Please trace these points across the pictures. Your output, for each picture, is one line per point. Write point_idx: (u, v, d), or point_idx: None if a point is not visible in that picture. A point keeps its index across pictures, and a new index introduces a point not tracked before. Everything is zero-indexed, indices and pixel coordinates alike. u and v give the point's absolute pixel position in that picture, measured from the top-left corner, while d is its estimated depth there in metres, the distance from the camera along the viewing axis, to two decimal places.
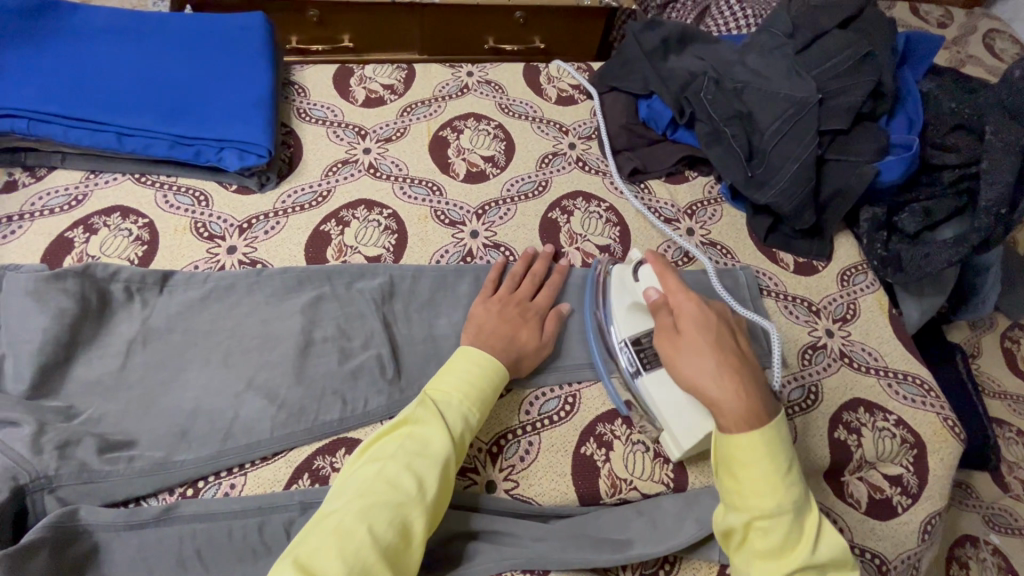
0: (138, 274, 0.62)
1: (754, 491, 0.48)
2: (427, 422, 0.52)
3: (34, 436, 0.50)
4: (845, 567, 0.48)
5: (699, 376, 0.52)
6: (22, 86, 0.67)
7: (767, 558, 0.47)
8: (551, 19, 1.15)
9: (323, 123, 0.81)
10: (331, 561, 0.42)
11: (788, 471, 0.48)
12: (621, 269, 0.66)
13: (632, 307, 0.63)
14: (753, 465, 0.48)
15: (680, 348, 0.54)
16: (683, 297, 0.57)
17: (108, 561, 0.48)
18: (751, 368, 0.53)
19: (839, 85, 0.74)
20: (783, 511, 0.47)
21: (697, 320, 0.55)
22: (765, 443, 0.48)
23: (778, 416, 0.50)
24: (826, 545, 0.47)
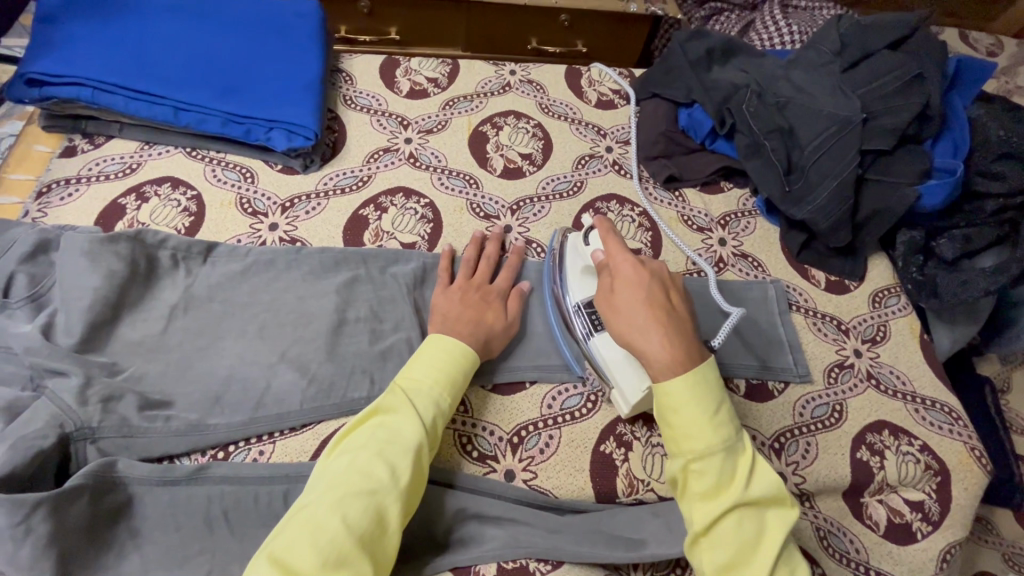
0: (185, 243, 0.65)
1: (686, 433, 0.48)
2: (397, 411, 0.52)
3: (81, 388, 0.52)
4: (782, 504, 0.48)
5: (631, 334, 0.52)
6: (90, 57, 0.70)
7: (706, 500, 0.47)
8: (595, 24, 1.17)
9: (369, 111, 0.83)
10: (306, 555, 0.42)
11: (717, 408, 0.48)
12: (576, 236, 0.66)
13: (584, 271, 0.63)
14: (682, 408, 0.48)
15: (614, 305, 0.55)
16: (622, 258, 0.57)
17: (140, 513, 0.50)
18: (683, 321, 0.53)
19: (884, 106, 0.73)
20: (715, 448, 0.47)
21: (632, 278, 0.55)
22: (692, 385, 0.48)
23: (705, 365, 0.50)
24: (759, 481, 0.47)
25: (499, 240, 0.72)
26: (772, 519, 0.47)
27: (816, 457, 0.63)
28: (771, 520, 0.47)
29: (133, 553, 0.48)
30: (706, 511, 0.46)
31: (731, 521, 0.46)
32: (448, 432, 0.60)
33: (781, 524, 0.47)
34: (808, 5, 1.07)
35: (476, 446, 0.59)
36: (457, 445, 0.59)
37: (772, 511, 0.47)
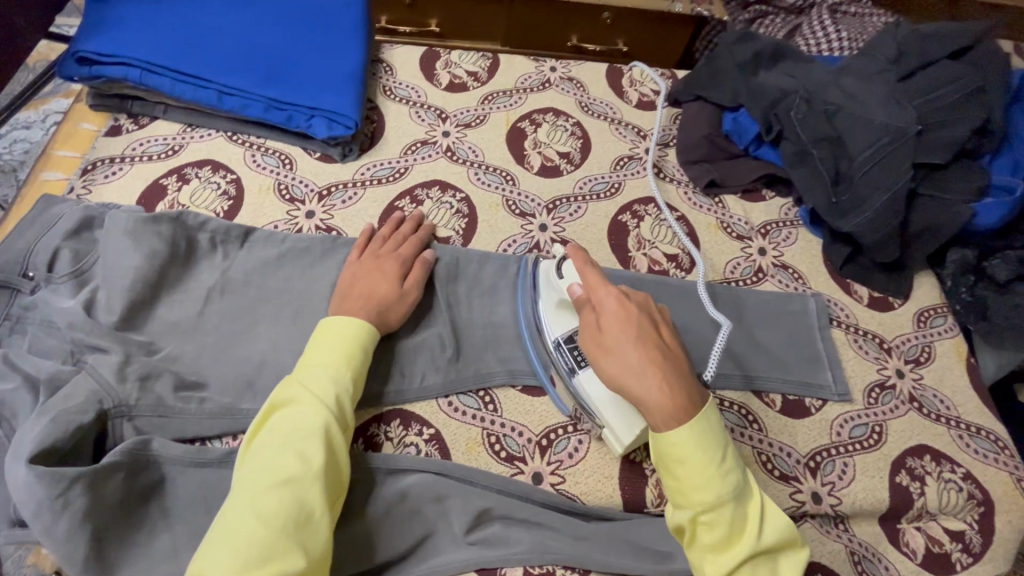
0: (224, 226, 0.65)
1: (693, 486, 0.46)
2: (297, 402, 0.49)
3: (120, 365, 0.53)
4: (793, 545, 0.47)
5: (624, 379, 0.50)
6: (140, 39, 0.71)
7: (717, 552, 0.45)
8: (637, 23, 1.15)
9: (407, 102, 0.82)
10: (222, 563, 0.40)
11: (724, 456, 0.47)
12: (545, 265, 0.64)
13: (560, 305, 0.61)
14: (688, 463, 0.46)
15: (604, 348, 0.51)
16: (605, 292, 0.54)
17: (172, 493, 0.50)
18: (676, 358, 0.51)
19: (941, 118, 0.70)
20: (725, 500, 0.45)
21: (619, 316, 0.52)
22: (695, 435, 0.46)
23: (705, 409, 0.48)
24: (770, 527, 0.46)
25: (413, 221, 0.69)
26: (784, 564, 0.46)
27: (853, 479, 0.61)
28: (782, 562, 0.46)
29: (165, 532, 0.49)
30: (718, 564, 0.45)
31: (745, 571, 0.45)
32: (476, 430, 0.59)
33: (792, 564, 0.46)
34: (858, 11, 1.04)
35: (504, 446, 0.58)
36: (484, 444, 0.58)
37: (783, 553, 0.47)
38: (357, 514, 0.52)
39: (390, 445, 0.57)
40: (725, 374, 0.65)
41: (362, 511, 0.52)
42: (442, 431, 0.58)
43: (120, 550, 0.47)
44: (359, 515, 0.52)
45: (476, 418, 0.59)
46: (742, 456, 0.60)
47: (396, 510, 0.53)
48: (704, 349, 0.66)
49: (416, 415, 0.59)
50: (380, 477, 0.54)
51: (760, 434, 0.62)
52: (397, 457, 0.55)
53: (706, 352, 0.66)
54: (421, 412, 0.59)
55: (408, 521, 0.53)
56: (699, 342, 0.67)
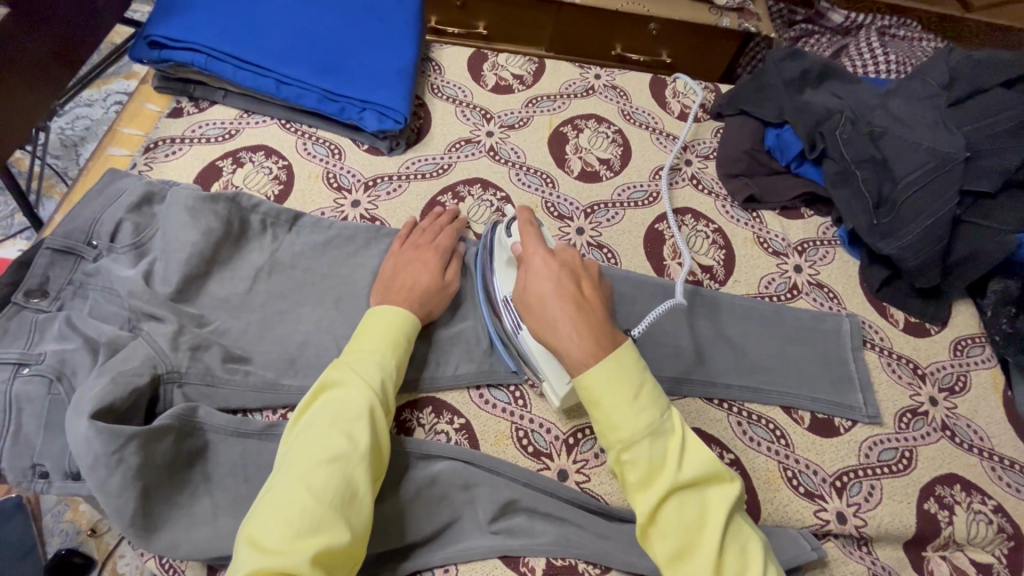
0: (275, 210, 0.67)
1: (610, 423, 0.45)
2: (345, 383, 0.51)
3: (174, 334, 0.56)
4: (721, 479, 0.45)
5: (545, 332, 0.51)
6: (206, 26, 0.74)
7: (643, 489, 0.44)
8: (683, 36, 1.16)
9: (454, 101, 0.84)
10: (277, 531, 0.42)
11: (637, 391, 0.46)
12: (499, 227, 0.63)
13: (507, 263, 0.60)
14: (602, 402, 0.46)
15: (527, 302, 0.52)
16: (533, 250, 0.54)
17: (214, 459, 0.52)
18: (597, 310, 0.51)
19: (992, 145, 0.69)
20: (641, 433, 0.44)
21: (542, 271, 0.52)
22: (609, 373, 0.46)
23: (620, 353, 0.47)
24: (692, 461, 0.45)
25: (452, 214, 0.71)
26: (716, 499, 0.44)
27: (880, 501, 0.60)
28: (712, 497, 0.44)
29: (205, 495, 0.51)
30: (644, 500, 0.44)
31: (670, 505, 0.44)
32: (505, 424, 0.60)
33: (724, 498, 0.44)
34: (908, 35, 1.06)
35: (532, 442, 0.59)
36: (513, 438, 0.59)
37: (714, 488, 0.45)
38: (385, 494, 0.53)
39: (421, 431, 0.58)
40: (755, 387, 0.65)
41: (391, 491, 0.53)
42: (472, 421, 0.60)
43: (164, 510, 0.49)
44: (388, 496, 0.53)
45: (505, 411, 0.61)
46: (767, 470, 0.60)
47: (425, 494, 0.54)
48: (732, 360, 0.67)
49: (448, 404, 0.60)
50: (411, 461, 0.55)
51: (786, 450, 0.62)
52: (429, 442, 0.56)
53: (738, 365, 0.66)
54: (452, 402, 0.61)
55: (434, 506, 0.54)
56: (730, 351, 0.67)
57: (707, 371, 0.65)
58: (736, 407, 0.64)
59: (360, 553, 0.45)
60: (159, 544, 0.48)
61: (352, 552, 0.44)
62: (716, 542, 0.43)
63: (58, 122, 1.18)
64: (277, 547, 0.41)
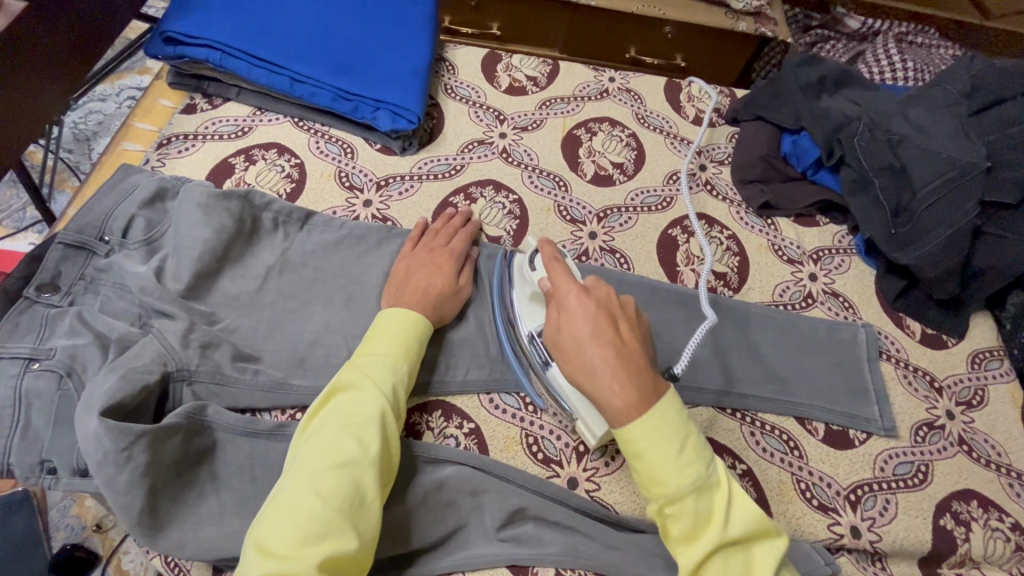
0: (287, 208, 0.67)
1: (655, 477, 0.45)
2: (356, 386, 0.50)
3: (185, 331, 0.55)
4: (767, 534, 0.45)
5: (582, 377, 0.50)
6: (221, 23, 0.74)
7: (687, 544, 0.44)
8: (698, 40, 1.15)
9: (467, 102, 0.84)
10: (285, 534, 0.41)
11: (683, 445, 0.45)
12: (521, 259, 0.63)
13: (532, 297, 0.60)
14: (645, 454, 0.45)
15: (562, 345, 0.51)
16: (566, 288, 0.53)
17: (221, 459, 0.52)
18: (636, 354, 0.49)
19: (1015, 155, 0.68)
20: (687, 491, 0.44)
21: (577, 313, 0.51)
22: (654, 428, 0.45)
23: (663, 405, 0.46)
24: (737, 517, 0.45)
25: (465, 215, 0.70)
26: (761, 554, 0.45)
27: (894, 516, 0.59)
28: (757, 553, 0.45)
29: (212, 495, 0.51)
30: (689, 555, 0.44)
31: (716, 561, 0.44)
32: (515, 430, 0.59)
33: (769, 555, 0.45)
34: (925, 42, 1.06)
35: (541, 448, 0.59)
36: (522, 444, 0.59)
37: (759, 544, 0.45)
38: (393, 499, 0.53)
39: (431, 434, 0.58)
40: (767, 397, 0.64)
41: (399, 496, 0.53)
42: (481, 426, 0.59)
43: (170, 510, 0.48)
44: (397, 501, 0.52)
45: (515, 417, 0.60)
46: (779, 481, 0.59)
47: (433, 499, 0.53)
48: (745, 370, 0.66)
49: (457, 407, 0.60)
50: (419, 465, 0.55)
51: (799, 462, 0.61)
52: (438, 447, 0.56)
53: (750, 374, 0.65)
54: (461, 405, 0.60)
55: (442, 512, 0.53)
56: (743, 359, 0.66)
57: (719, 379, 0.64)
58: (750, 417, 0.63)
59: (367, 560, 0.44)
60: (165, 543, 0.47)
61: (360, 558, 0.43)
62: None
63: (71, 116, 1.19)
64: (285, 552, 0.40)
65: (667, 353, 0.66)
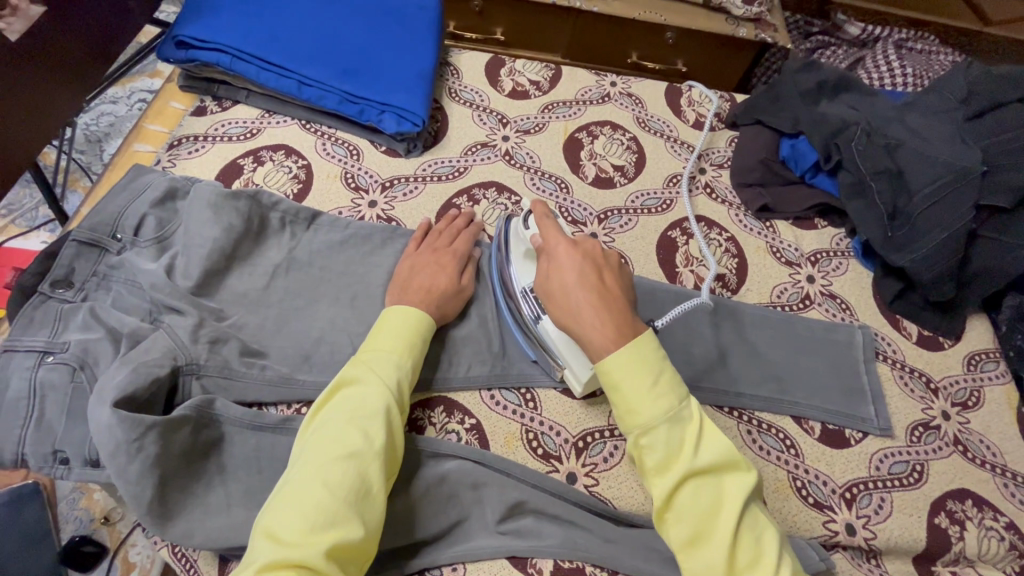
0: (294, 208, 0.68)
1: (630, 407, 0.46)
2: (362, 380, 0.51)
3: (195, 327, 0.57)
4: (738, 468, 0.45)
5: (567, 320, 0.51)
6: (231, 28, 0.76)
7: (660, 474, 0.45)
8: (700, 46, 1.17)
9: (471, 105, 0.85)
10: (293, 523, 0.42)
11: (657, 379, 0.46)
12: (516, 221, 0.64)
13: (525, 254, 0.62)
14: (621, 386, 0.46)
15: (549, 291, 0.53)
16: (555, 239, 0.54)
17: (229, 451, 0.53)
18: (618, 298, 0.51)
19: (1010, 160, 0.69)
20: (659, 418, 0.45)
21: (564, 261, 0.53)
22: (630, 361, 0.47)
23: (643, 343, 0.48)
24: (708, 448, 0.45)
25: (468, 216, 0.72)
26: (731, 487, 0.45)
27: (889, 514, 0.60)
28: (728, 485, 0.45)
29: (219, 487, 0.52)
30: (659, 483, 0.44)
31: (686, 490, 0.44)
32: (515, 426, 0.60)
33: (739, 487, 0.44)
34: (925, 49, 1.07)
35: (541, 444, 0.60)
36: (522, 440, 0.60)
37: (730, 476, 0.45)
38: (395, 492, 0.54)
39: (433, 429, 0.59)
40: (764, 397, 0.65)
41: (401, 488, 0.54)
42: (482, 422, 0.60)
43: (179, 500, 0.50)
44: (399, 493, 0.54)
45: (516, 413, 0.61)
46: (775, 478, 0.60)
47: (435, 493, 0.54)
48: (742, 369, 0.67)
49: (458, 403, 0.61)
50: (422, 459, 0.56)
51: (796, 460, 0.62)
52: (440, 442, 0.57)
53: (747, 373, 0.66)
54: (463, 402, 0.61)
55: (443, 505, 0.54)
56: (741, 359, 0.67)
57: (716, 378, 0.65)
58: (747, 416, 0.64)
59: (373, 550, 0.45)
60: (174, 532, 0.49)
61: (366, 548, 0.44)
62: (729, 526, 0.43)
63: (82, 118, 1.21)
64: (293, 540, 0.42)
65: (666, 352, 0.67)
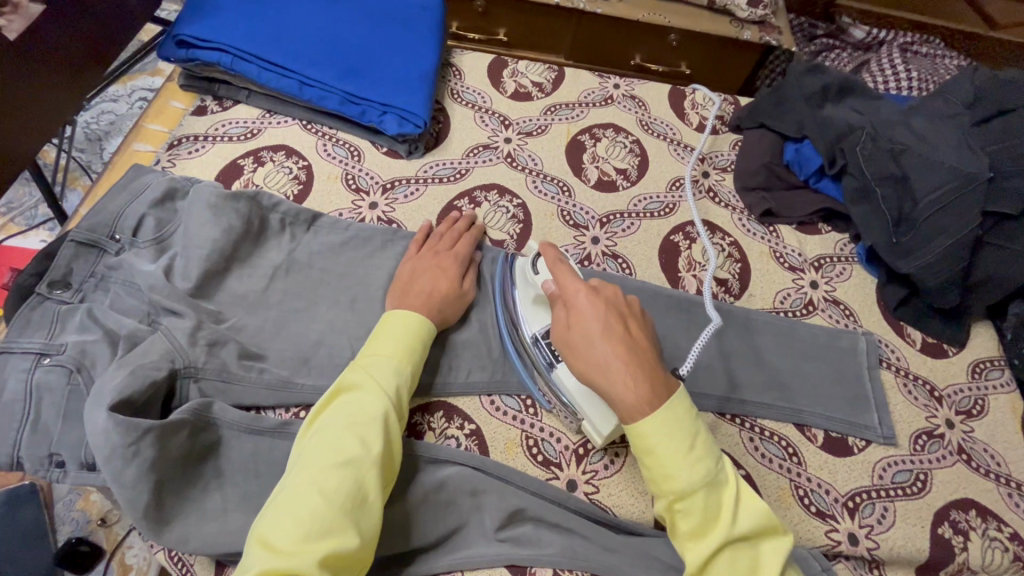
0: (294, 210, 0.68)
1: (666, 473, 0.45)
2: (360, 386, 0.51)
3: (193, 329, 0.56)
4: (774, 532, 0.46)
5: (592, 375, 0.50)
6: (232, 27, 0.75)
7: (696, 540, 0.45)
8: (704, 48, 1.16)
9: (473, 107, 0.85)
10: (288, 531, 0.42)
11: (694, 443, 0.46)
12: (522, 262, 0.63)
13: (536, 300, 0.61)
14: (656, 450, 0.45)
15: (571, 343, 0.52)
16: (575, 289, 0.54)
17: (226, 455, 0.53)
18: (646, 352, 0.50)
19: (1016, 166, 0.68)
20: (698, 487, 0.44)
21: (587, 311, 0.52)
22: (665, 424, 0.46)
23: (676, 402, 0.47)
24: (745, 514, 0.45)
25: (469, 218, 0.71)
26: (767, 551, 0.45)
27: (892, 524, 0.59)
28: (763, 550, 0.45)
29: (216, 491, 0.51)
30: (697, 551, 0.44)
31: (723, 558, 0.44)
32: (515, 432, 0.60)
33: (775, 553, 0.45)
34: (930, 53, 1.07)
35: (541, 450, 0.59)
36: (522, 446, 0.59)
37: (765, 541, 0.46)
38: (394, 498, 0.53)
39: (432, 434, 0.59)
40: (766, 404, 0.64)
41: (400, 494, 0.53)
42: (482, 427, 0.60)
43: (175, 505, 0.49)
44: (398, 500, 0.53)
45: (516, 419, 0.61)
46: (778, 487, 0.60)
47: (433, 499, 0.54)
48: (745, 375, 0.66)
49: (458, 408, 0.60)
50: (421, 465, 0.55)
51: (798, 468, 0.61)
52: (439, 447, 0.57)
53: (749, 380, 0.66)
54: (463, 407, 0.61)
55: (442, 511, 0.54)
56: (743, 365, 0.67)
57: (718, 384, 0.65)
58: (749, 423, 0.63)
59: (368, 558, 0.45)
60: (170, 537, 0.48)
61: (362, 556, 0.44)
62: None
63: (83, 116, 1.20)
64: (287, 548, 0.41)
65: (668, 358, 0.66)
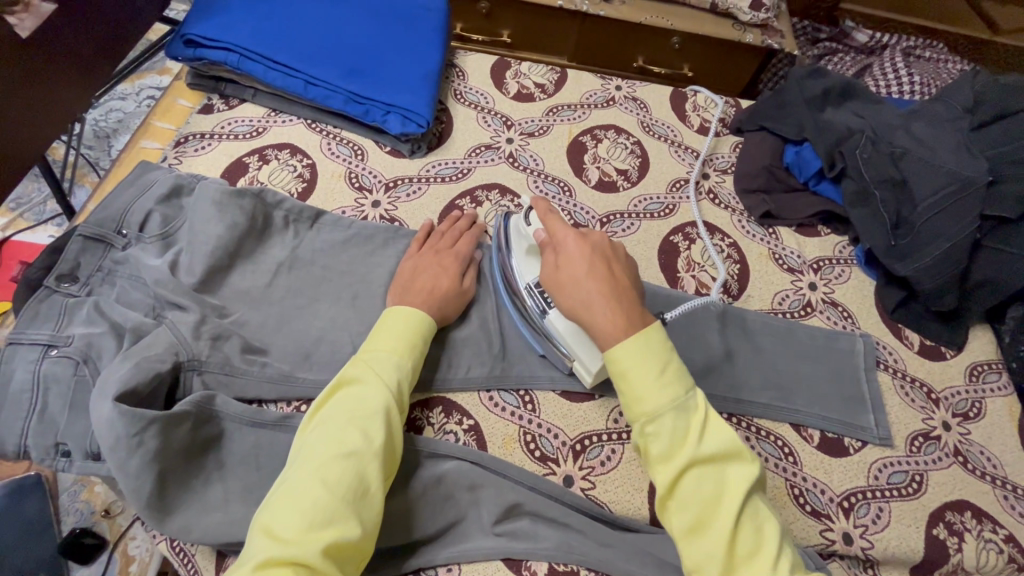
0: (298, 207, 0.69)
1: (636, 395, 0.46)
2: (361, 380, 0.52)
3: (197, 323, 0.57)
4: (742, 459, 0.45)
5: (577, 310, 0.51)
6: (239, 27, 0.76)
7: (665, 462, 0.45)
8: (706, 51, 1.17)
9: (476, 107, 0.86)
10: (291, 521, 0.43)
11: (665, 368, 0.47)
12: (516, 217, 0.65)
13: (529, 251, 0.62)
14: (628, 374, 0.47)
15: (557, 281, 0.53)
16: (563, 232, 0.55)
17: (228, 447, 0.54)
18: (627, 289, 0.51)
19: (1014, 171, 0.69)
20: (664, 407, 0.45)
21: (573, 251, 0.53)
22: (639, 350, 0.47)
23: (654, 335, 0.48)
24: (712, 438, 0.45)
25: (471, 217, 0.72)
26: (735, 476, 0.45)
27: (887, 524, 0.60)
28: (732, 474, 0.45)
29: (218, 483, 0.52)
30: (664, 470, 0.44)
31: (690, 478, 0.44)
32: (513, 428, 0.60)
33: (743, 477, 0.45)
34: (933, 57, 1.07)
35: (539, 446, 0.60)
36: (520, 442, 0.60)
37: (733, 465, 0.45)
38: (393, 492, 0.54)
39: (431, 429, 0.59)
40: (763, 404, 0.65)
41: (399, 488, 0.54)
42: (480, 423, 0.60)
43: (177, 495, 0.50)
44: (397, 493, 0.54)
45: (514, 415, 0.61)
46: (773, 486, 0.60)
47: (431, 493, 0.55)
48: (742, 375, 0.67)
49: (458, 405, 0.61)
50: (420, 459, 0.56)
51: (794, 468, 0.62)
52: (438, 442, 0.57)
53: (746, 379, 0.66)
54: (463, 403, 0.61)
55: (440, 505, 0.55)
56: (741, 365, 0.67)
57: (715, 384, 0.65)
58: (745, 423, 0.64)
59: (369, 549, 0.46)
60: (172, 527, 0.49)
61: (363, 547, 0.45)
62: (732, 516, 0.43)
63: (91, 114, 1.22)
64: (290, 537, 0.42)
65: None
